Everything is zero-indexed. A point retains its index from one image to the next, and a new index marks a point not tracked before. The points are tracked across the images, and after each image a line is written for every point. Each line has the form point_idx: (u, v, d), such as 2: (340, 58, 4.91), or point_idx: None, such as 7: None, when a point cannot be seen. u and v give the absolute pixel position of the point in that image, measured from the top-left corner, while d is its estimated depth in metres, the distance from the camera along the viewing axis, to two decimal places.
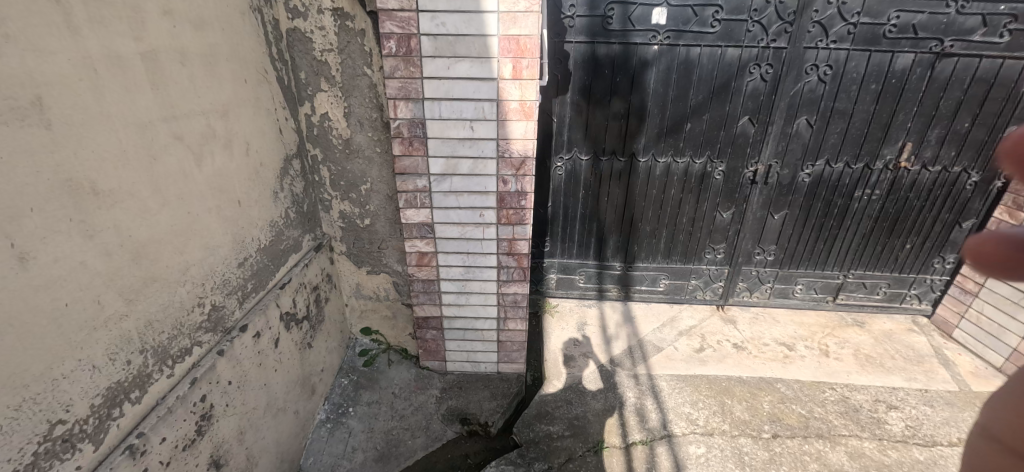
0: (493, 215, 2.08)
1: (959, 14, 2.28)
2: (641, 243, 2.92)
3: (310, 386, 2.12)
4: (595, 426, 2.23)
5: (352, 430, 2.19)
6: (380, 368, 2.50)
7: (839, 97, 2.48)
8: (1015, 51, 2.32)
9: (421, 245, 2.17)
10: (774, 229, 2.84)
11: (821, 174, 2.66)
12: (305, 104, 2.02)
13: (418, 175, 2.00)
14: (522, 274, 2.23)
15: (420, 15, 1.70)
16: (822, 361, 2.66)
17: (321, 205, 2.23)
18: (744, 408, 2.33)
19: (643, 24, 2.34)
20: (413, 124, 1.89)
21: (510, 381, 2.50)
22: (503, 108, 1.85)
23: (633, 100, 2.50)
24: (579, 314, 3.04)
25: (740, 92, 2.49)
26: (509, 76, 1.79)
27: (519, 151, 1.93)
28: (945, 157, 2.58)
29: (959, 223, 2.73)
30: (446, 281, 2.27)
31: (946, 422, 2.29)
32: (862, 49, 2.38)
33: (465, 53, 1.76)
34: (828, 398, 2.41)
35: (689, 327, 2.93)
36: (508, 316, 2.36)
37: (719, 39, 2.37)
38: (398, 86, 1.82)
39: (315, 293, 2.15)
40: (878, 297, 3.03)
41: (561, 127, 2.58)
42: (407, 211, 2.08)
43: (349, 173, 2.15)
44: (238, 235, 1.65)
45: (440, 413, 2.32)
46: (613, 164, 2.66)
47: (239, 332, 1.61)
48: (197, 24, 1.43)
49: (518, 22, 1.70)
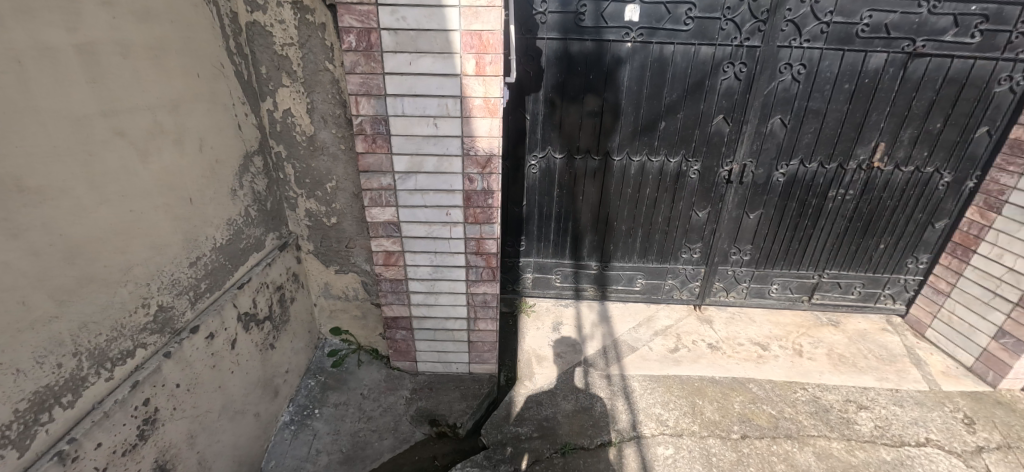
0: (460, 214, 2.05)
1: (931, 15, 2.28)
2: (617, 242, 2.90)
3: (273, 387, 2.08)
4: (564, 427, 2.21)
5: (317, 433, 2.15)
6: (350, 369, 2.47)
7: (813, 97, 2.47)
8: (986, 51, 2.33)
9: (387, 244, 2.13)
10: (749, 228, 2.83)
11: (795, 174, 2.66)
12: (267, 100, 1.97)
13: (383, 173, 1.96)
14: (491, 274, 2.20)
15: (379, 9, 1.66)
16: (796, 361, 2.66)
17: (286, 203, 2.19)
18: (714, 409, 2.32)
19: (616, 21, 2.31)
20: (376, 121, 1.85)
21: (481, 382, 2.46)
22: (467, 105, 1.81)
23: (607, 97, 2.47)
24: (555, 314, 3.02)
25: (715, 90, 2.47)
26: (473, 73, 1.76)
27: (485, 148, 1.90)
28: (917, 157, 2.59)
29: (932, 223, 2.74)
30: (414, 280, 2.24)
31: (914, 422, 2.29)
32: (836, 48, 2.37)
33: (427, 48, 1.72)
34: (799, 398, 2.41)
35: (665, 327, 2.92)
36: (477, 316, 2.34)
37: (693, 37, 2.35)
38: (359, 82, 1.77)
39: (278, 293, 2.11)
40: (853, 297, 3.03)
41: (534, 125, 2.54)
42: (372, 210, 2.04)
43: (313, 171, 2.11)
44: (191, 234, 1.61)
45: (410, 414, 2.28)
46: (587, 162, 2.64)
47: (189, 333, 1.57)
48: (142, 16, 1.38)
49: (480, 17, 1.67)
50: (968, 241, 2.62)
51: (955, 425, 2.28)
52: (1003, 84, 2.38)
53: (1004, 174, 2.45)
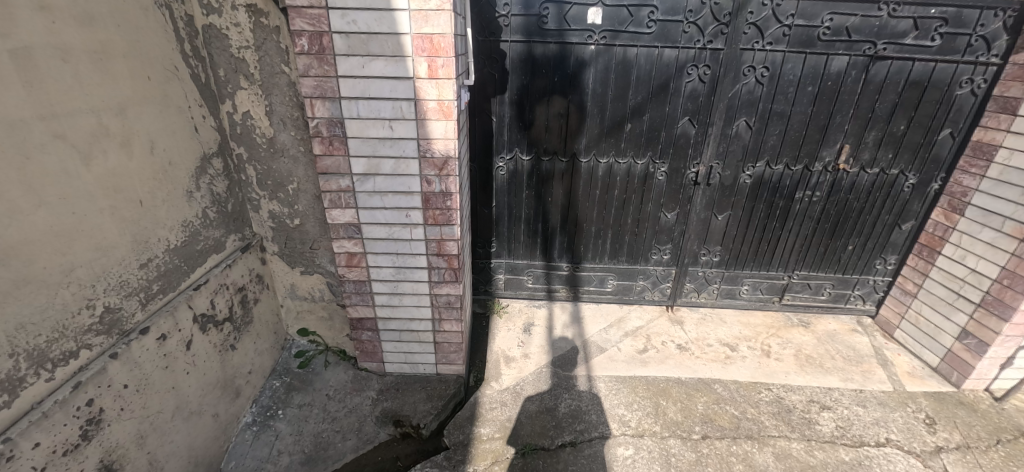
0: (419, 216, 2.07)
1: (891, 18, 2.30)
2: (587, 243, 2.91)
3: (233, 388, 2.09)
4: (526, 428, 2.22)
5: (279, 434, 2.15)
6: (316, 370, 2.47)
7: (777, 99, 2.49)
8: (946, 54, 2.35)
9: (349, 245, 2.14)
10: (719, 229, 2.84)
11: (761, 176, 2.67)
12: (226, 102, 1.99)
13: (341, 175, 1.97)
14: (453, 275, 2.22)
15: (330, 12, 1.68)
16: (763, 362, 2.67)
17: (249, 204, 2.20)
18: (677, 409, 2.33)
19: (579, 23, 2.32)
20: (332, 123, 1.86)
21: (448, 383, 2.46)
22: (421, 107, 1.83)
23: (572, 99, 2.49)
24: (527, 314, 3.03)
25: (680, 92, 2.48)
26: (425, 76, 1.77)
27: (441, 151, 1.91)
28: (882, 159, 2.60)
29: (899, 225, 2.76)
30: (378, 281, 2.25)
31: (876, 422, 2.30)
32: (797, 51, 2.38)
33: (379, 51, 1.73)
34: (763, 399, 2.42)
35: (636, 328, 2.93)
36: (442, 317, 2.35)
37: (656, 39, 2.37)
38: (313, 85, 1.79)
39: (240, 294, 2.12)
40: (824, 298, 3.05)
41: (501, 127, 2.55)
42: (332, 211, 2.05)
43: (274, 173, 2.13)
44: (140, 236, 1.62)
45: (375, 414, 2.28)
46: (555, 164, 2.65)
47: (138, 334, 1.58)
48: (84, 20, 1.39)
49: (430, 21, 1.68)
50: (933, 242, 2.65)
51: (916, 425, 2.29)
52: (965, 86, 2.39)
53: (967, 176, 2.48)
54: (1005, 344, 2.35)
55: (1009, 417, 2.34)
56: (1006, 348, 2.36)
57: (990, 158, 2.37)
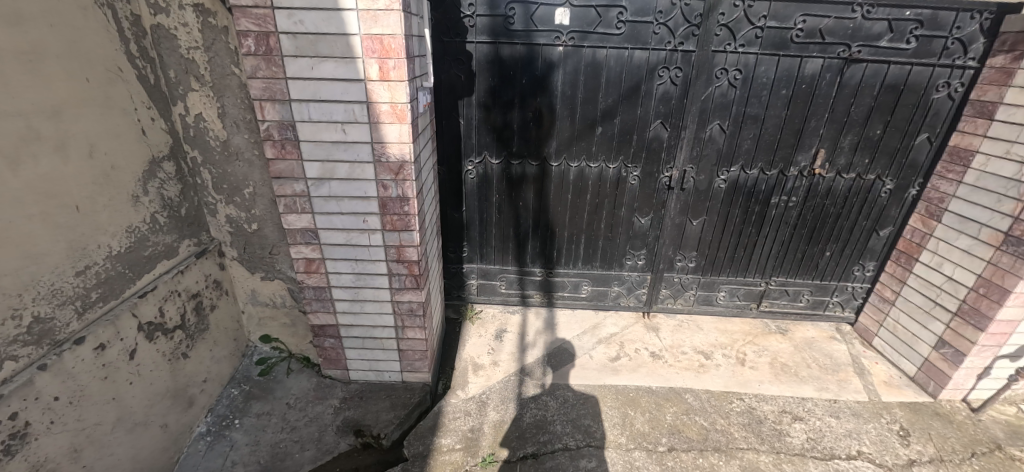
0: (377, 221, 2.01)
1: (865, 20, 2.25)
2: (560, 248, 2.85)
3: (186, 397, 2.03)
4: (488, 439, 2.17)
5: (234, 444, 2.10)
6: (278, 377, 2.42)
7: (750, 102, 2.43)
8: (922, 57, 2.30)
9: (307, 251, 2.09)
10: (694, 235, 2.79)
11: (736, 181, 2.62)
12: (178, 104, 1.94)
13: (295, 179, 1.92)
14: (414, 282, 2.17)
15: (276, 12, 1.63)
16: (737, 371, 2.62)
17: (206, 208, 2.15)
18: (645, 420, 2.28)
19: (546, 24, 2.27)
20: (283, 126, 1.81)
21: (413, 391, 2.41)
22: (375, 110, 1.78)
23: (541, 102, 2.43)
24: (500, 321, 2.98)
25: (651, 95, 2.43)
26: (377, 78, 1.72)
27: (396, 155, 1.86)
28: (859, 164, 2.55)
29: (877, 231, 2.71)
30: (338, 288, 2.19)
31: (848, 434, 2.25)
32: (770, 54, 2.33)
33: (328, 52, 1.68)
34: (733, 409, 2.36)
35: (610, 335, 2.87)
36: (405, 324, 2.30)
37: (626, 41, 2.31)
38: (262, 87, 1.74)
39: (194, 301, 2.07)
40: (802, 304, 2.99)
41: (469, 130, 2.50)
42: (288, 216, 2.00)
43: (230, 176, 2.08)
44: (77, 242, 1.57)
45: (336, 424, 2.22)
46: (525, 168, 2.60)
47: (72, 344, 1.53)
48: (14, 20, 1.31)
49: (380, 21, 1.63)
50: (911, 249, 2.60)
51: (889, 438, 2.23)
52: (941, 90, 2.35)
53: (944, 182, 2.43)
54: (981, 354, 2.30)
55: (985, 429, 2.29)
56: (983, 358, 2.31)
57: (967, 164, 2.32)
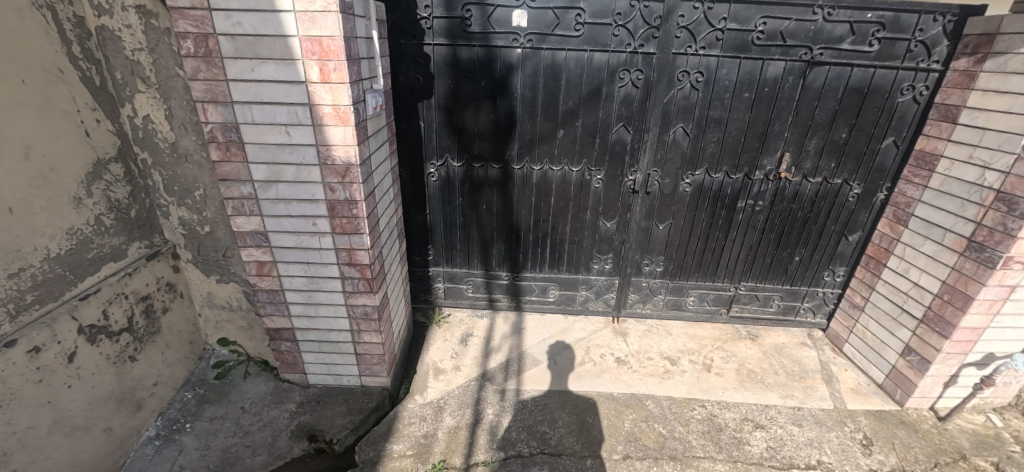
0: (327, 224, 2.00)
1: (827, 22, 2.22)
2: (526, 252, 2.83)
3: (133, 401, 2.02)
4: (441, 445, 2.14)
5: (184, 448, 2.07)
6: (234, 381, 2.40)
7: (712, 105, 2.41)
8: (885, 60, 2.27)
9: (258, 253, 2.07)
10: (660, 239, 2.76)
11: (701, 184, 2.59)
12: (126, 106, 1.93)
13: (241, 182, 1.90)
14: (367, 285, 2.15)
15: (214, 14, 1.63)
16: (702, 377, 2.58)
17: (159, 211, 2.14)
18: (602, 427, 2.23)
19: (503, 26, 2.25)
20: (227, 128, 1.80)
21: (371, 396, 2.39)
22: (317, 112, 1.76)
23: (501, 105, 2.41)
24: (467, 325, 2.95)
25: (613, 97, 2.40)
26: (318, 80, 1.70)
27: (342, 157, 1.84)
28: (825, 168, 2.51)
29: (846, 236, 2.67)
30: (291, 291, 2.17)
31: (809, 443, 2.21)
32: (732, 56, 2.31)
33: (267, 54, 1.67)
34: (694, 416, 2.32)
35: (576, 340, 2.84)
36: (361, 328, 2.27)
37: (585, 43, 2.29)
38: (203, 88, 1.73)
39: (143, 303, 2.05)
40: (773, 310, 2.95)
41: (430, 132, 2.48)
42: (237, 219, 1.98)
43: (180, 178, 2.07)
44: (9, 245, 1.53)
45: (290, 429, 2.20)
46: (487, 170, 2.57)
47: (2, 347, 1.50)
48: None
49: (318, 23, 1.62)
50: (879, 255, 2.56)
51: (852, 447, 2.19)
52: (906, 93, 2.31)
53: (911, 186, 2.40)
54: (946, 362, 2.25)
55: (951, 438, 2.25)
56: (949, 365, 2.27)
57: (932, 168, 2.29)
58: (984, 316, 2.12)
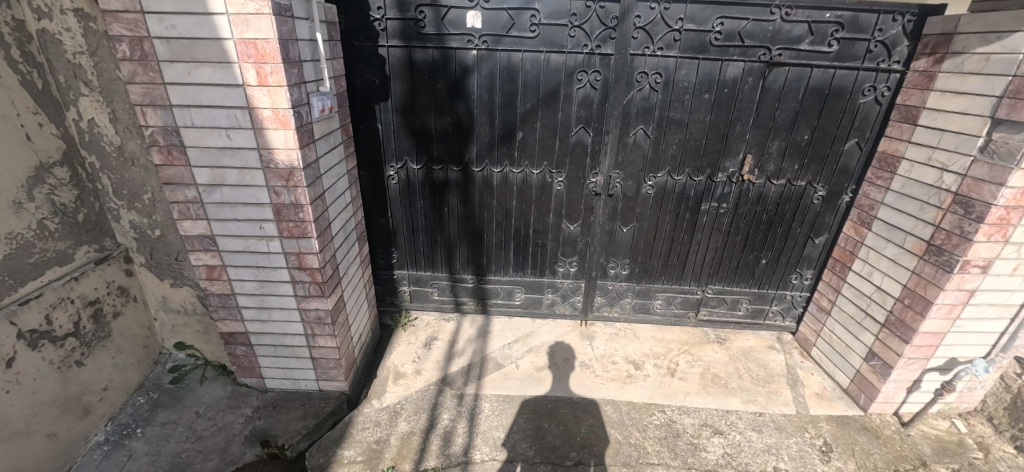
0: (274, 228, 1.98)
1: (785, 22, 2.19)
2: (491, 255, 2.81)
3: (80, 406, 2.00)
4: (392, 451, 2.12)
5: (133, 453, 2.05)
6: (190, 385, 2.38)
7: (672, 107, 2.38)
8: (845, 60, 2.23)
9: (206, 257, 2.05)
10: (625, 242, 2.74)
11: (664, 186, 2.56)
12: (71, 110, 1.90)
13: (185, 185, 1.89)
14: (319, 290, 2.13)
15: (147, 17, 1.61)
16: (665, 382, 2.55)
17: (109, 214, 2.13)
18: (557, 433, 2.20)
19: (458, 27, 2.23)
20: (167, 131, 1.79)
21: (328, 400, 2.37)
22: (257, 116, 1.74)
23: (459, 107, 2.39)
24: (433, 328, 2.93)
25: (571, 99, 2.37)
26: (255, 83, 1.69)
27: (285, 161, 1.83)
28: (788, 170, 2.48)
29: (812, 239, 2.65)
30: (242, 295, 2.15)
31: (767, 449, 2.17)
32: (690, 57, 2.28)
33: (203, 57, 1.66)
34: (652, 422, 2.29)
35: (541, 344, 2.81)
36: (315, 332, 2.25)
37: (541, 44, 2.26)
38: (141, 92, 1.72)
39: (92, 308, 2.04)
40: (741, 313, 2.93)
41: (388, 135, 2.46)
42: (183, 223, 1.96)
43: (129, 182, 2.06)
44: None
45: (243, 434, 2.18)
46: (447, 173, 2.55)
47: None
48: None
49: (252, 25, 1.60)
50: (844, 258, 2.53)
51: (810, 454, 2.15)
52: (867, 94, 2.28)
53: (873, 189, 2.37)
54: (908, 367, 2.22)
55: (912, 445, 2.21)
56: (911, 370, 2.23)
57: (893, 171, 2.25)
58: (944, 321, 2.08)
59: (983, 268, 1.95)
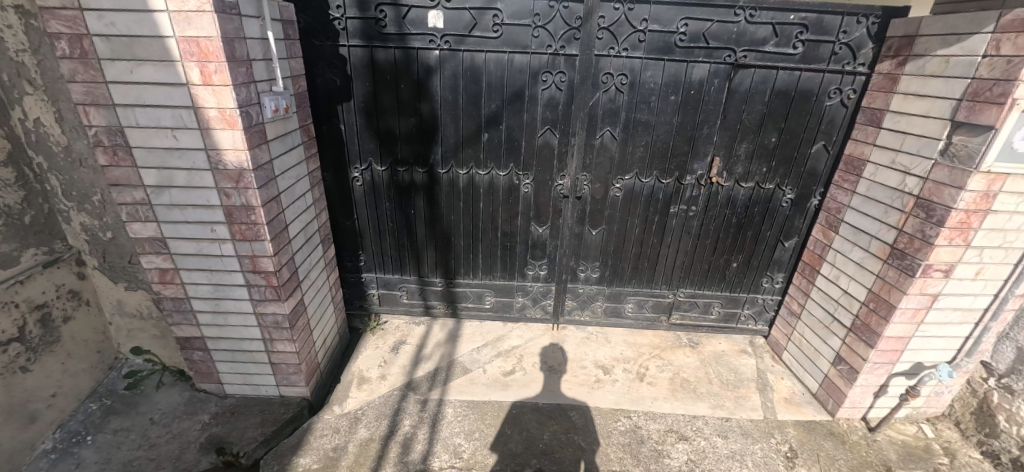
0: (226, 231, 1.93)
1: (749, 24, 2.17)
2: (460, 258, 2.78)
3: (24, 413, 1.94)
4: (349, 458, 2.07)
5: (81, 462, 1.98)
6: (146, 391, 2.33)
7: (639, 108, 2.35)
8: (811, 62, 2.22)
9: (158, 260, 2.00)
10: (594, 244, 2.71)
11: (632, 188, 2.54)
12: (15, 109, 1.84)
13: (133, 187, 1.84)
14: (275, 293, 2.08)
15: (86, 14, 1.57)
16: (633, 386, 2.52)
17: (59, 216, 2.06)
18: (519, 440, 2.17)
19: (419, 27, 2.20)
20: (112, 132, 1.74)
21: (288, 407, 2.32)
22: (203, 116, 1.70)
23: (423, 108, 2.35)
24: (402, 332, 2.89)
25: (537, 100, 2.34)
26: (199, 82, 1.65)
27: (234, 162, 1.78)
28: (756, 172, 2.47)
29: (782, 242, 2.63)
30: (196, 299, 2.10)
31: (731, 455, 2.14)
32: (656, 58, 2.25)
33: (145, 55, 1.62)
34: (617, 428, 2.26)
35: (510, 348, 2.78)
36: (273, 337, 2.20)
37: (504, 44, 2.23)
38: (83, 91, 1.67)
39: (39, 312, 1.98)
40: (713, 318, 2.91)
41: (351, 136, 2.42)
42: (132, 225, 1.91)
43: (78, 183, 2.01)
44: None
45: (199, 441, 2.12)
46: (413, 175, 2.52)
47: None
48: None
49: (193, 23, 1.57)
50: (814, 261, 2.52)
51: (775, 460, 2.12)
52: (833, 97, 2.27)
53: (840, 192, 2.35)
54: (874, 372, 2.19)
55: (878, 450, 2.18)
56: (877, 375, 2.21)
57: (859, 174, 2.24)
58: (909, 325, 2.06)
59: (946, 272, 1.92)
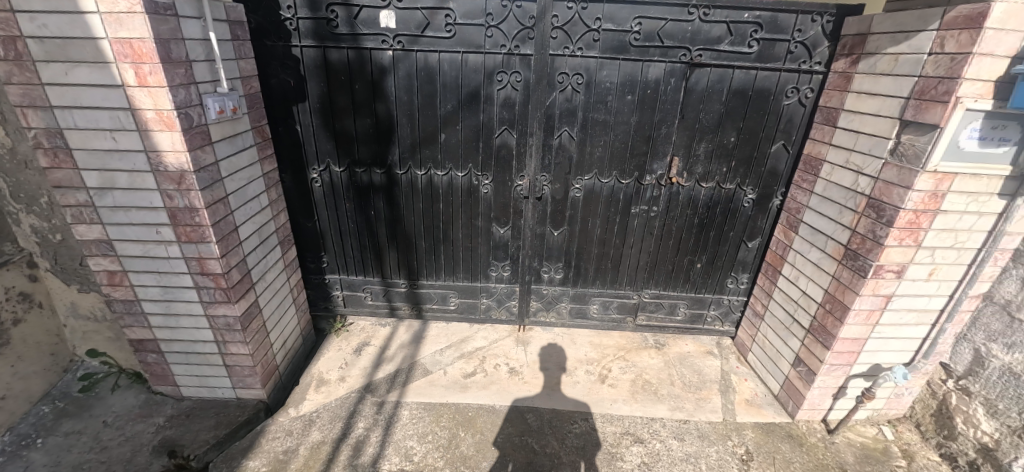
0: (171, 232, 1.92)
1: (703, 22, 2.15)
2: (423, 259, 2.77)
3: None
4: (298, 461, 2.06)
5: (29, 464, 1.96)
6: (100, 394, 2.32)
7: (596, 108, 2.33)
8: (766, 61, 2.20)
9: (106, 262, 1.99)
10: (557, 245, 2.69)
11: (592, 188, 2.52)
12: None
13: (75, 189, 1.83)
14: (225, 295, 2.07)
15: (19, 16, 1.56)
16: (594, 388, 2.50)
17: (8, 218, 2.06)
18: (472, 442, 2.15)
19: (371, 27, 2.18)
20: (51, 134, 1.73)
21: (243, 409, 2.31)
22: (140, 117, 1.69)
23: (378, 108, 2.34)
24: (366, 334, 2.88)
25: (493, 100, 2.33)
26: (135, 84, 1.64)
27: (174, 164, 1.77)
28: (717, 172, 2.45)
29: (745, 242, 2.61)
30: (147, 301, 2.09)
31: (685, 458, 2.12)
32: (611, 57, 2.23)
33: (79, 57, 1.61)
34: (573, 430, 2.24)
35: (474, 349, 2.76)
36: (225, 339, 2.19)
37: (457, 44, 2.22)
38: (19, 93, 1.66)
39: None
40: (679, 319, 2.89)
41: (308, 136, 2.41)
42: (77, 227, 1.90)
43: (24, 185, 2.00)
44: None
45: (151, 444, 2.10)
46: (371, 176, 2.51)
47: None
48: None
49: (125, 24, 1.56)
50: (776, 262, 2.49)
51: (729, 463, 2.10)
52: (790, 96, 2.25)
53: (799, 191, 2.33)
54: (831, 374, 2.17)
55: (836, 453, 2.16)
56: (835, 377, 2.18)
57: (816, 173, 2.22)
58: (864, 326, 2.04)
59: (897, 272, 1.90)
